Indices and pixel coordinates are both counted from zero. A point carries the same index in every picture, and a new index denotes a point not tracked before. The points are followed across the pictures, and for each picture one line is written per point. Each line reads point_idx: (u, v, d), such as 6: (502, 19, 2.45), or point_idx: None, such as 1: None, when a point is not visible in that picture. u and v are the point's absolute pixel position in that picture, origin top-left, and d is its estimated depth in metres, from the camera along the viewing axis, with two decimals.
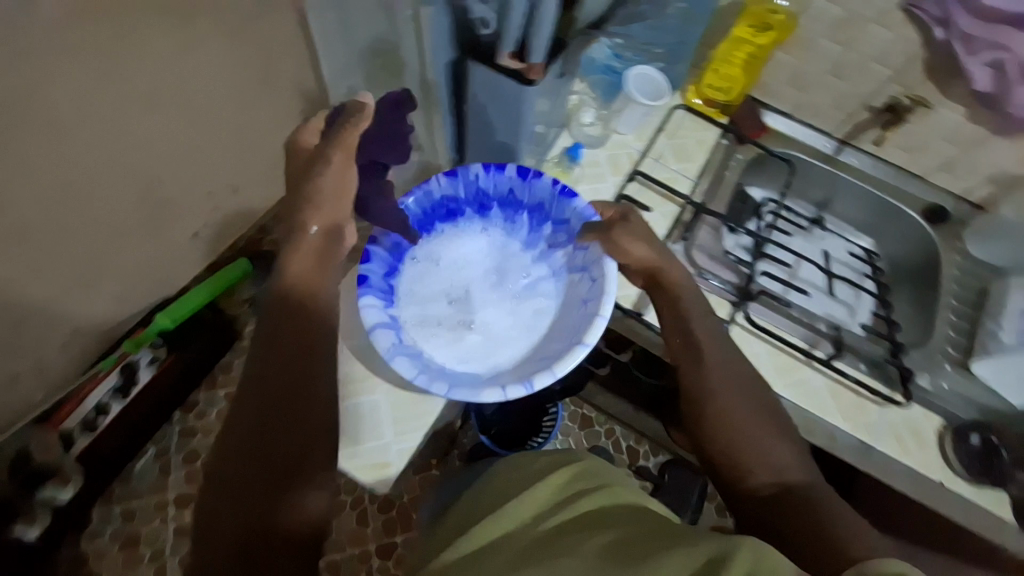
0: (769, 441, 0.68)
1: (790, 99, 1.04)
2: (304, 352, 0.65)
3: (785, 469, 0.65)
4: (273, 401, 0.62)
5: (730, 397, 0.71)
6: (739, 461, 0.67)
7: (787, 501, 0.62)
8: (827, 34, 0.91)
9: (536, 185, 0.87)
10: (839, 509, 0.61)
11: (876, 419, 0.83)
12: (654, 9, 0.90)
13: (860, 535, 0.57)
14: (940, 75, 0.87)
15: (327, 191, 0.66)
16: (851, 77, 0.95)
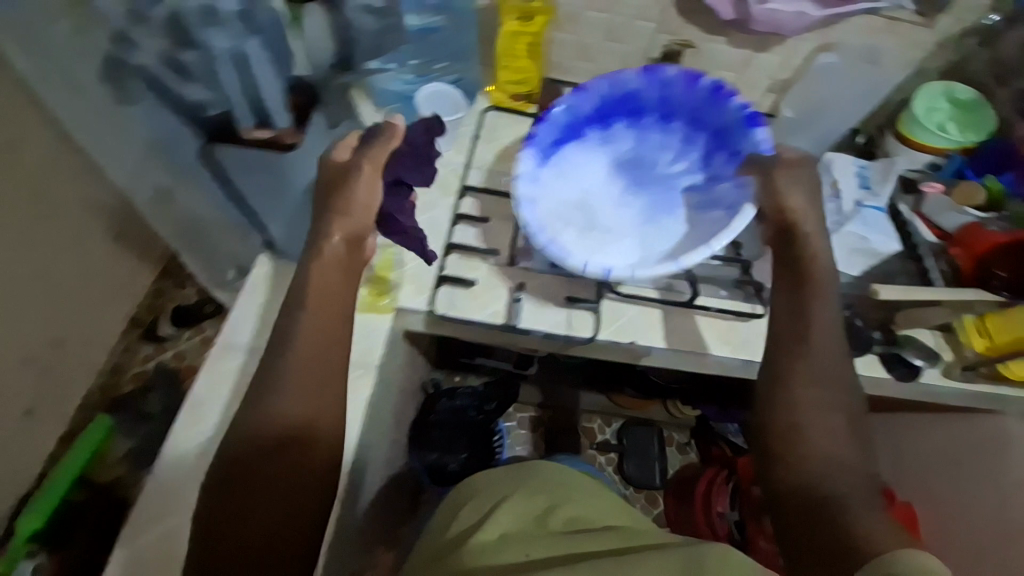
0: (832, 434, 0.63)
1: (587, 71, 1.09)
2: (248, 480, 0.62)
3: (841, 453, 0.62)
4: (265, 507, 0.61)
5: (814, 384, 0.66)
6: (795, 443, 0.63)
7: (823, 485, 0.60)
8: (589, 5, 0.95)
9: (706, 98, 0.87)
10: (868, 497, 0.59)
11: (748, 333, 0.86)
12: (418, 30, 0.90)
13: (880, 530, 0.56)
14: (693, 15, 0.94)
15: (363, 194, 0.70)
16: (626, 38, 1.01)
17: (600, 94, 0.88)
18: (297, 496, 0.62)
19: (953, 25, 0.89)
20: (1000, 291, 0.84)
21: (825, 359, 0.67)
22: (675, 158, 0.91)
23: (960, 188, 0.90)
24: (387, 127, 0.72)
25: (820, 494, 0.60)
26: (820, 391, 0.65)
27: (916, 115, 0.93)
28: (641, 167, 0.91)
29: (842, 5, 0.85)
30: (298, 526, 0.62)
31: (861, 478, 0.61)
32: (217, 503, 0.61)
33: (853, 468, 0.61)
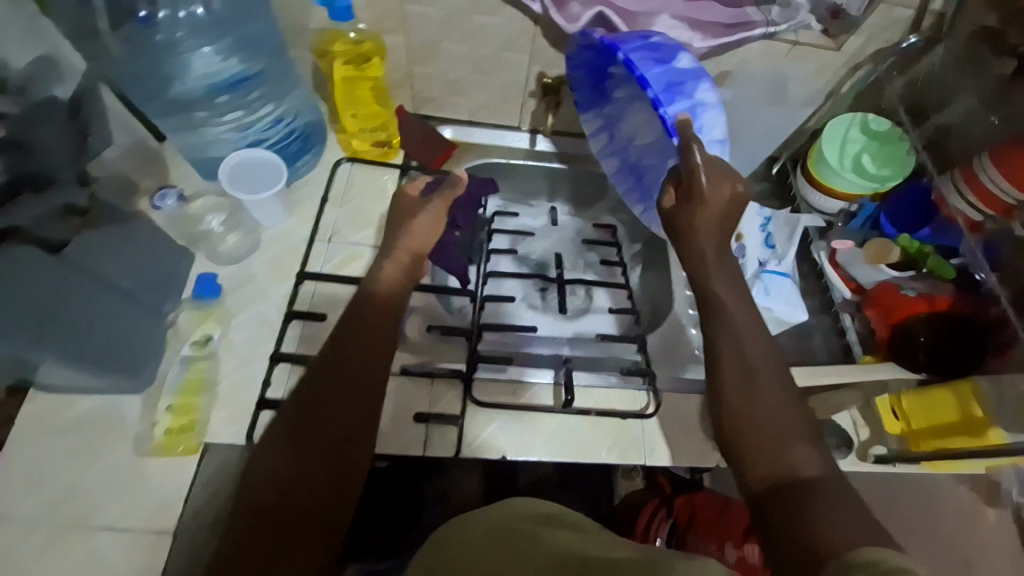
0: (786, 430, 0.48)
1: (462, 107, 0.92)
2: (357, 352, 0.55)
3: (801, 452, 0.47)
4: (312, 471, 0.48)
5: (762, 365, 0.52)
6: (751, 441, 0.49)
7: (785, 488, 0.46)
8: (443, 36, 0.80)
9: (664, 59, 0.66)
10: (845, 496, 0.44)
11: (637, 431, 0.72)
12: (213, 79, 0.68)
13: (858, 537, 0.40)
14: (566, 46, 0.80)
15: (424, 230, 0.68)
16: (496, 71, 0.85)
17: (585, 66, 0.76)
18: (343, 465, 0.49)
19: (867, 45, 0.77)
20: (920, 371, 0.71)
21: (766, 344, 0.54)
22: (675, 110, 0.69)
23: (871, 243, 0.80)
24: (452, 178, 0.70)
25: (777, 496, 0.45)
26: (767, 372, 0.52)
27: (823, 153, 0.82)
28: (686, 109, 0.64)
29: (730, 33, 0.73)
30: (328, 517, 0.47)
31: (828, 472, 0.46)
32: (265, 475, 0.48)
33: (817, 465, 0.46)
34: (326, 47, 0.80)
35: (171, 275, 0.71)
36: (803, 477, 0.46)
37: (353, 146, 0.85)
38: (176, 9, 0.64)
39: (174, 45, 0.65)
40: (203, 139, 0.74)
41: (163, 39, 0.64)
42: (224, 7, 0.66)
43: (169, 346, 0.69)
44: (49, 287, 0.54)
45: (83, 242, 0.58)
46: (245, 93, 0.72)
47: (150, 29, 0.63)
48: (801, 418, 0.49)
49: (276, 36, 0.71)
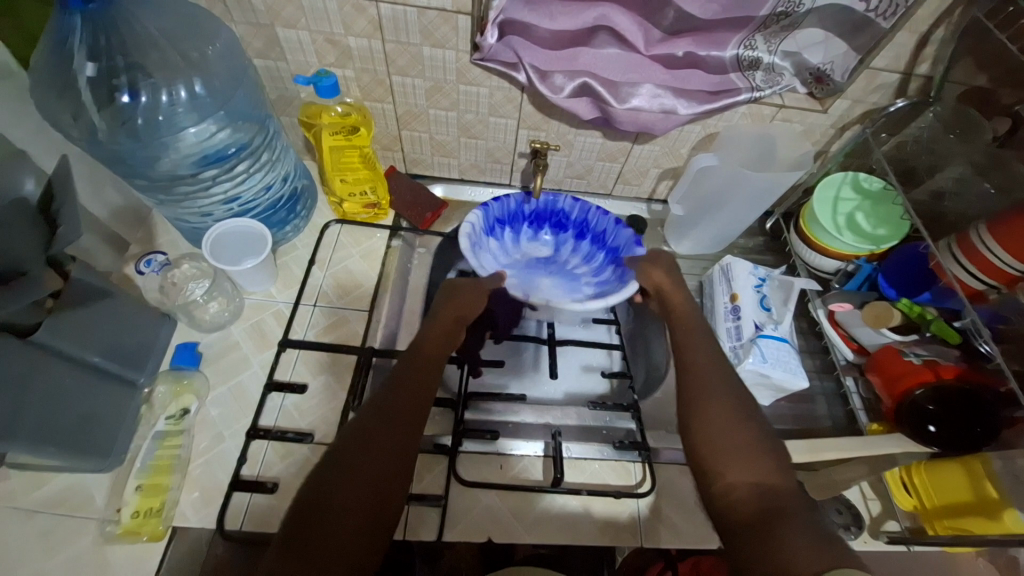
0: (751, 449, 0.53)
1: (451, 167, 0.95)
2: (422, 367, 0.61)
3: (766, 471, 0.51)
4: (358, 473, 0.50)
5: (721, 394, 0.58)
6: (722, 459, 0.53)
7: (758, 505, 0.48)
8: (430, 103, 0.81)
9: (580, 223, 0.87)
10: (805, 515, 0.47)
11: (634, 511, 0.69)
12: (202, 157, 0.69)
13: (806, 543, 0.44)
14: (551, 111, 0.81)
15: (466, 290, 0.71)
16: (483, 134, 0.87)
17: (519, 200, 0.85)
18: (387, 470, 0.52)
19: (852, 107, 0.78)
20: (930, 446, 0.66)
21: (727, 385, 0.59)
22: (585, 260, 0.87)
23: (870, 307, 0.77)
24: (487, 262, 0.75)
25: (752, 512, 0.48)
26: (727, 401, 0.58)
27: (816, 214, 0.82)
28: (612, 250, 0.84)
29: (715, 100, 0.74)
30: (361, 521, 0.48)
31: (790, 489, 0.50)
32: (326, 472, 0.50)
33: (780, 482, 0.50)
34: (312, 119, 0.80)
35: (151, 345, 0.71)
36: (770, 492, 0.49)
37: (343, 208, 0.87)
38: (157, 92, 0.65)
39: (162, 126, 0.66)
40: (196, 216, 0.76)
41: (147, 121, 0.65)
42: (209, 90, 0.67)
43: (142, 421, 0.68)
44: (36, 376, 0.54)
45: (75, 324, 0.58)
46: (230, 168, 0.72)
47: (130, 112, 0.64)
48: (762, 441, 0.54)
49: (258, 108, 0.73)
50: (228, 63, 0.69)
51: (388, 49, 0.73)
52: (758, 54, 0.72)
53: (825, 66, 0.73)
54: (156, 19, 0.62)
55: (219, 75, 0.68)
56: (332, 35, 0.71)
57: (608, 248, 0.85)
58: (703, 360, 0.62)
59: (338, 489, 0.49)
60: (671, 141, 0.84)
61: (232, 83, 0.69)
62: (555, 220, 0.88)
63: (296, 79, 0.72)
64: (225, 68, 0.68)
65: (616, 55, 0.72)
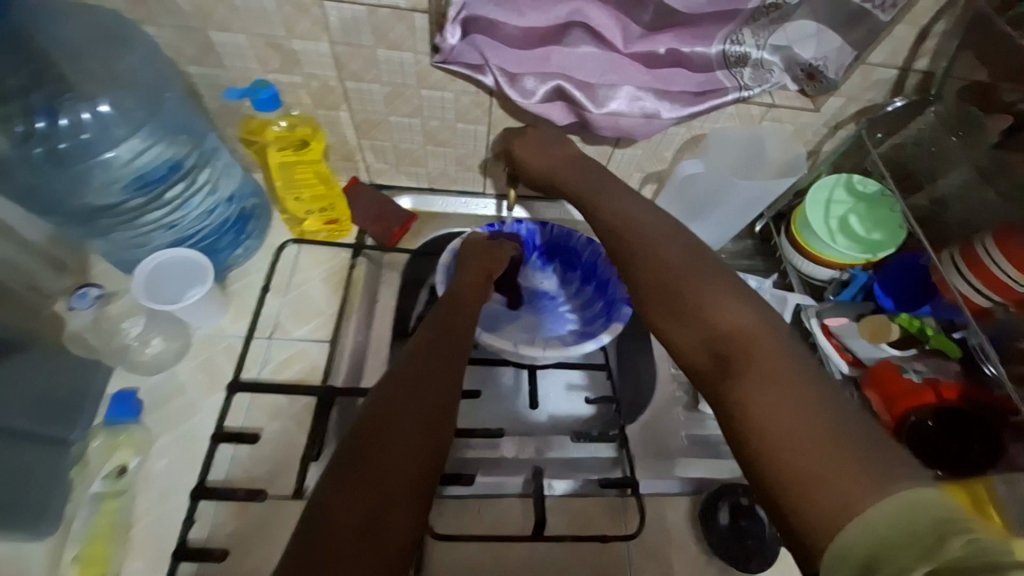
0: (715, 297, 0.45)
1: (419, 176, 0.87)
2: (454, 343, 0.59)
3: (723, 306, 0.44)
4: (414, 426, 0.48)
5: (662, 249, 0.52)
6: (672, 313, 0.47)
7: (720, 354, 0.42)
8: (390, 109, 0.74)
9: (591, 267, 0.83)
10: (776, 352, 0.40)
11: (624, 551, 0.66)
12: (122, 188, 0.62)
13: (781, 396, 0.37)
14: (523, 116, 0.74)
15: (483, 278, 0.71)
16: (451, 142, 0.80)
17: (532, 229, 0.84)
18: (435, 420, 0.50)
19: (845, 105, 0.73)
20: (935, 470, 0.62)
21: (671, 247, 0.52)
22: (582, 306, 0.83)
23: (868, 321, 0.72)
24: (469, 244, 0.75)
25: (711, 367, 0.42)
26: (670, 251, 0.51)
27: (808, 219, 0.77)
28: (608, 303, 0.79)
29: (701, 101, 0.68)
30: (420, 471, 0.46)
31: (761, 321, 0.42)
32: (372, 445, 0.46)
33: (741, 318, 0.43)
34: (253, 136, 0.72)
35: (83, 393, 0.65)
36: (729, 333, 0.43)
37: (302, 226, 0.80)
38: (57, 115, 0.57)
39: (72, 153, 0.59)
40: (128, 250, 0.68)
41: (50, 150, 0.58)
42: (119, 110, 0.60)
43: (75, 484, 0.61)
44: None
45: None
46: (161, 195, 0.65)
47: (31, 141, 0.57)
48: (716, 281, 0.47)
49: (186, 122, 0.65)
50: (143, 79, 0.61)
51: (337, 52, 0.65)
52: (745, 50, 0.66)
53: (817, 61, 0.67)
54: (66, 32, 0.57)
55: (131, 92, 0.60)
56: (273, 38, 0.63)
57: (606, 298, 0.80)
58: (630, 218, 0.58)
59: (391, 439, 0.46)
60: (654, 144, 0.78)
61: (149, 102, 0.62)
62: (568, 257, 0.85)
63: (227, 93, 0.64)
64: (139, 86, 0.61)
65: (593, 54, 0.65)
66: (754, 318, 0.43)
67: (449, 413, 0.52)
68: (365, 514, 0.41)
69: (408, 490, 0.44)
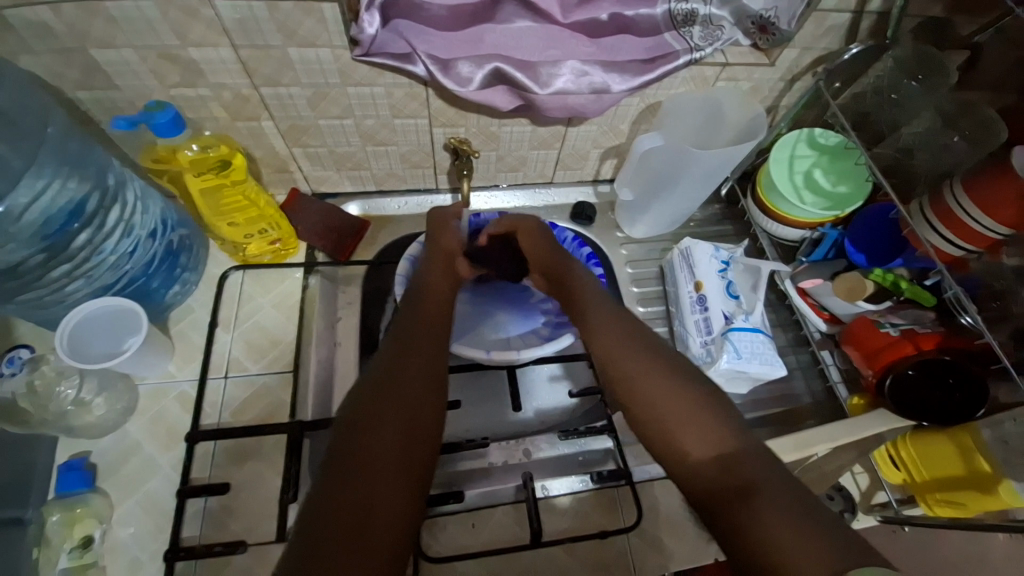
0: (690, 395, 0.45)
1: (365, 179, 0.81)
2: (430, 340, 0.54)
3: (710, 420, 0.43)
4: (401, 402, 0.46)
5: (625, 336, 0.52)
6: (652, 416, 0.46)
7: (726, 480, 0.39)
8: (318, 113, 0.67)
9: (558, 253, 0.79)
10: (777, 476, 0.39)
11: (625, 543, 0.65)
12: (21, 247, 0.56)
13: (791, 528, 0.35)
14: (464, 104, 0.68)
15: (441, 279, 0.64)
16: (392, 139, 0.73)
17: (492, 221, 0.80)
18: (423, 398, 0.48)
19: (801, 56, 0.69)
20: (921, 421, 0.62)
21: (635, 333, 0.52)
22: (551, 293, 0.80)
23: (841, 279, 0.72)
24: (439, 224, 0.72)
25: (713, 490, 0.40)
26: (649, 358, 0.49)
27: (772, 178, 0.75)
28: None
29: (651, 69, 0.63)
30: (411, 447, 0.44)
31: (745, 432, 0.43)
32: (359, 458, 0.42)
33: (735, 439, 0.42)
34: (162, 164, 0.63)
35: (27, 473, 0.60)
36: (722, 450, 0.41)
37: (243, 252, 0.75)
38: None
39: None
40: (48, 309, 0.62)
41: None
42: None
43: (36, 568, 0.56)
44: None
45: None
46: (66, 245, 0.59)
47: None
48: (701, 388, 0.46)
49: (76, 157, 0.58)
50: (16, 121, 0.54)
51: (244, 57, 0.58)
52: (693, 6, 0.61)
53: (768, 12, 0.62)
54: None
55: (0, 137, 0.53)
56: (165, 49, 0.55)
57: None
58: (595, 308, 0.57)
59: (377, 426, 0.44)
60: (609, 118, 0.74)
61: (27, 145, 0.54)
62: None
63: (115, 123, 0.57)
64: (10, 130, 0.53)
65: (529, 29, 0.60)
66: (738, 430, 0.42)
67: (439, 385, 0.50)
68: (352, 518, 0.38)
69: (395, 481, 0.42)
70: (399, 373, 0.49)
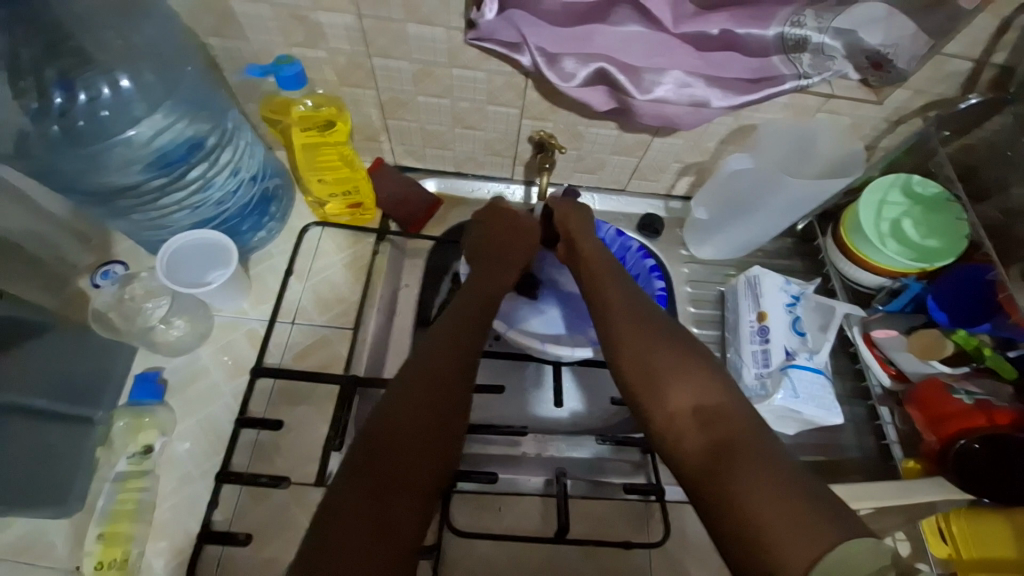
0: (687, 374, 0.47)
1: (446, 159, 0.83)
2: (465, 326, 0.55)
3: (708, 399, 0.45)
4: (425, 376, 0.48)
5: (631, 319, 0.53)
6: (652, 389, 0.47)
7: (714, 451, 0.41)
8: (419, 90, 0.70)
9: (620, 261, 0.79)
10: (753, 440, 0.41)
11: (646, 557, 0.65)
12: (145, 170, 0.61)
13: (773, 498, 0.36)
14: (559, 100, 0.69)
15: (482, 275, 0.66)
16: (481, 125, 0.75)
17: None
18: (445, 386, 0.49)
19: (911, 99, 0.67)
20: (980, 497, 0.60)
21: (642, 317, 0.54)
22: None
23: (919, 334, 0.70)
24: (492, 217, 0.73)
25: (704, 462, 0.41)
26: (652, 339, 0.51)
27: (858, 221, 0.72)
28: None
29: (755, 90, 0.62)
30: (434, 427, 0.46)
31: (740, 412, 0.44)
32: (384, 428, 0.44)
33: (731, 417, 0.43)
34: (276, 114, 0.70)
35: (106, 376, 0.65)
36: (715, 423, 0.43)
37: (324, 209, 0.79)
38: (77, 90, 0.56)
39: (91, 133, 0.57)
40: (144, 232, 0.68)
41: (65, 129, 0.56)
42: (139, 85, 0.59)
43: (101, 463, 0.62)
44: None
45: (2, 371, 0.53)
46: (182, 174, 0.64)
47: (69, 117, 0.56)
48: (699, 368, 0.47)
49: (202, 95, 0.64)
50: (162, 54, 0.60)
51: (365, 26, 0.61)
52: (806, 33, 0.61)
53: (886, 49, 0.61)
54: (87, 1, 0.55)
55: (149, 67, 0.59)
56: (297, 9, 0.59)
57: None
58: (612, 292, 0.58)
59: (397, 400, 0.46)
60: (697, 134, 0.73)
61: (168, 77, 0.60)
62: None
63: (249, 70, 0.61)
64: (157, 61, 0.59)
65: (638, 35, 0.60)
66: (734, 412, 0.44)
67: (465, 380, 0.51)
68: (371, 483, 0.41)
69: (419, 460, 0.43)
70: (427, 351, 0.51)
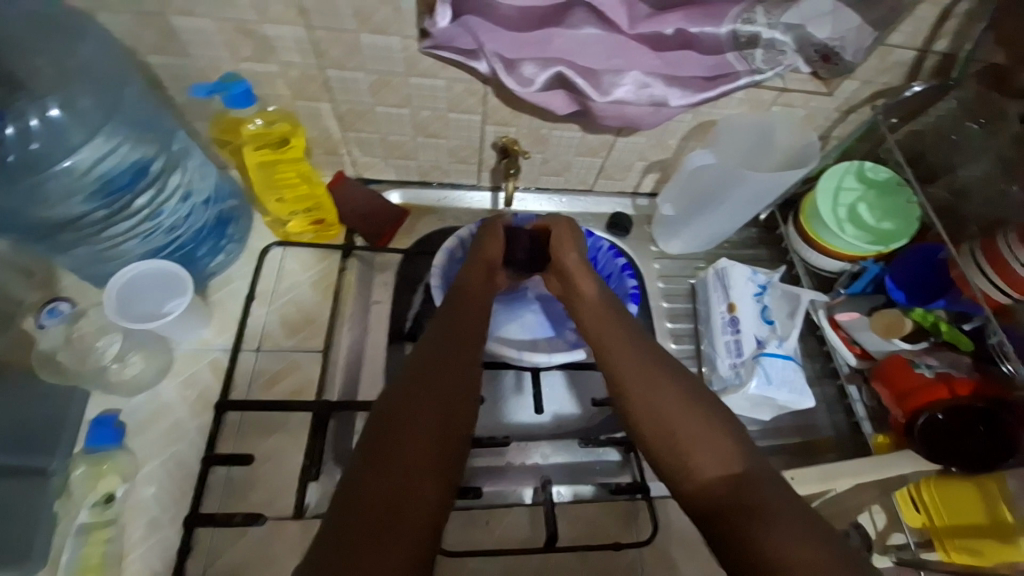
0: (699, 415, 0.46)
1: (410, 169, 0.82)
2: (465, 343, 0.52)
3: (720, 440, 0.44)
4: (431, 401, 0.45)
5: (634, 355, 0.52)
6: (661, 438, 0.46)
7: (736, 497, 0.40)
8: (378, 101, 0.68)
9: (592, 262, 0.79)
10: (784, 500, 0.40)
11: (637, 554, 0.65)
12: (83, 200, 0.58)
13: (800, 547, 0.36)
14: (521, 104, 0.69)
15: (479, 279, 0.62)
16: (444, 132, 0.74)
17: None
18: (451, 411, 0.45)
19: (860, 89, 0.70)
20: (950, 467, 0.62)
21: (645, 352, 0.53)
22: None
23: (881, 315, 0.71)
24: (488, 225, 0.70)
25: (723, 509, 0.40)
26: (659, 376, 0.50)
27: (817, 208, 0.75)
28: None
29: (712, 87, 0.63)
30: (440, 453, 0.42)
31: (753, 456, 0.44)
32: (389, 458, 0.40)
33: (744, 458, 0.43)
34: (227, 135, 0.67)
35: (60, 422, 0.61)
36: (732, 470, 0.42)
37: (286, 228, 0.76)
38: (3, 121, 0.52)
39: (23, 164, 0.54)
40: (91, 260, 0.64)
41: None
42: (73, 112, 0.55)
43: (60, 517, 0.57)
44: None
45: None
46: (127, 202, 0.61)
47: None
48: (709, 406, 0.47)
49: (146, 118, 0.60)
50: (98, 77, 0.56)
51: (317, 38, 0.59)
52: (757, 29, 0.62)
53: (832, 42, 0.62)
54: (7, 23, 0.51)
55: (85, 92, 0.55)
56: (243, 23, 0.56)
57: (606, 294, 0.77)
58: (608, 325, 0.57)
59: (402, 426, 0.42)
60: (660, 132, 0.74)
61: (106, 101, 0.56)
62: None
63: (195, 90, 0.59)
64: (94, 84, 0.55)
65: (595, 37, 0.60)
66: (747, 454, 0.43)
67: (467, 402, 0.48)
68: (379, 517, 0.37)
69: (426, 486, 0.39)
70: (428, 372, 0.48)
